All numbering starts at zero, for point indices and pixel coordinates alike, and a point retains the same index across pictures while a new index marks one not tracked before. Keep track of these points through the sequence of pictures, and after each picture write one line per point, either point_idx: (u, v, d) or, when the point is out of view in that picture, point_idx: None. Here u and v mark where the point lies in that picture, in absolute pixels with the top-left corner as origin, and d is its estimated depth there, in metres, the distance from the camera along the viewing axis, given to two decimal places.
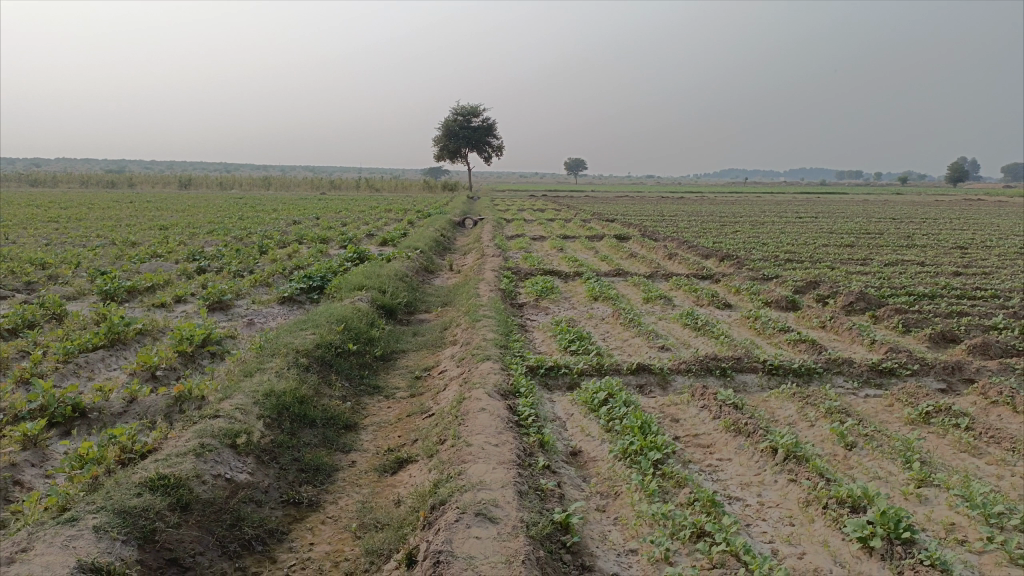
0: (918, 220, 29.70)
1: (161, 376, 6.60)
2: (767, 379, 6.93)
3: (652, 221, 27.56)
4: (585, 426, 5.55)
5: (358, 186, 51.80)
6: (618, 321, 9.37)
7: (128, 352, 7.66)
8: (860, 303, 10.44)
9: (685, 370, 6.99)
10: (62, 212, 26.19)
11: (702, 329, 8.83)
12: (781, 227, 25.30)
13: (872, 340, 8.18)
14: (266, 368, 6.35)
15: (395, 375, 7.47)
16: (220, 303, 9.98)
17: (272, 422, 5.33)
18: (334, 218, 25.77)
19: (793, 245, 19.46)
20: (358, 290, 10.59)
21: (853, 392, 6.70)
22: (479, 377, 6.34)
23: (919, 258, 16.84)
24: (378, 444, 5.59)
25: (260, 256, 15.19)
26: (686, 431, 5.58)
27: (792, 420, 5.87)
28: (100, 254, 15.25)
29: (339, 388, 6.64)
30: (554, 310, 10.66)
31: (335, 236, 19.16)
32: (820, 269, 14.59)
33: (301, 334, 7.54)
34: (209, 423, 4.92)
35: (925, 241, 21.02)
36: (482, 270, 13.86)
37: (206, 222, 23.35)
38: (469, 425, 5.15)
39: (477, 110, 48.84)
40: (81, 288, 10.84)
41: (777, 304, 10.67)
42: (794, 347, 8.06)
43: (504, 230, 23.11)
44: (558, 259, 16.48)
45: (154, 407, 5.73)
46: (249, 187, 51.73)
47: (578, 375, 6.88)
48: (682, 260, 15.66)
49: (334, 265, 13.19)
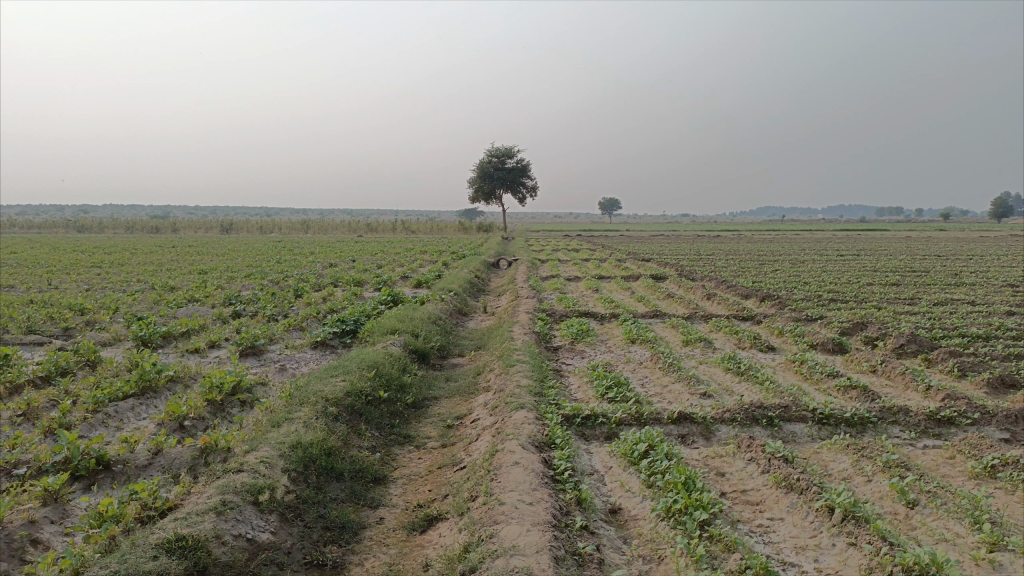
0: (965, 257, 28.83)
1: (189, 426, 6.47)
2: (817, 429, 6.56)
3: (689, 261, 27.20)
4: (625, 481, 5.26)
5: (394, 229, 52.32)
6: (657, 366, 9.06)
7: (159, 399, 7.58)
8: (911, 346, 9.98)
9: (729, 419, 6.65)
10: (106, 258, 26.82)
11: (746, 374, 8.48)
12: (822, 266, 24.75)
13: (927, 386, 7.74)
14: (295, 418, 6.18)
15: (427, 424, 7.25)
16: (253, 348, 9.92)
17: (298, 476, 5.14)
18: (370, 260, 25.91)
19: (836, 284, 18.94)
20: (391, 334, 10.46)
21: (910, 443, 6.29)
22: (512, 427, 6.08)
23: (970, 297, 16.21)
24: (407, 499, 5.34)
25: (295, 299, 15.22)
26: (733, 486, 5.25)
27: (847, 475, 5.50)
28: (139, 298, 15.45)
29: (369, 438, 6.44)
30: (590, 354, 10.39)
31: (370, 279, 19.18)
32: (866, 310, 14.10)
33: (331, 381, 7.38)
34: (233, 478, 4.74)
35: (974, 279, 20.32)
36: (517, 312, 13.67)
37: (244, 266, 23.64)
38: (502, 480, 4.89)
39: (510, 153, 49.14)
40: (117, 334, 10.89)
41: (823, 346, 10.25)
42: (844, 394, 7.67)
43: (538, 271, 22.97)
44: (594, 300, 16.23)
45: (179, 459, 5.58)
46: (289, 230, 52.62)
47: (617, 424, 6.58)
48: (722, 301, 15.29)
49: (367, 308, 13.11)
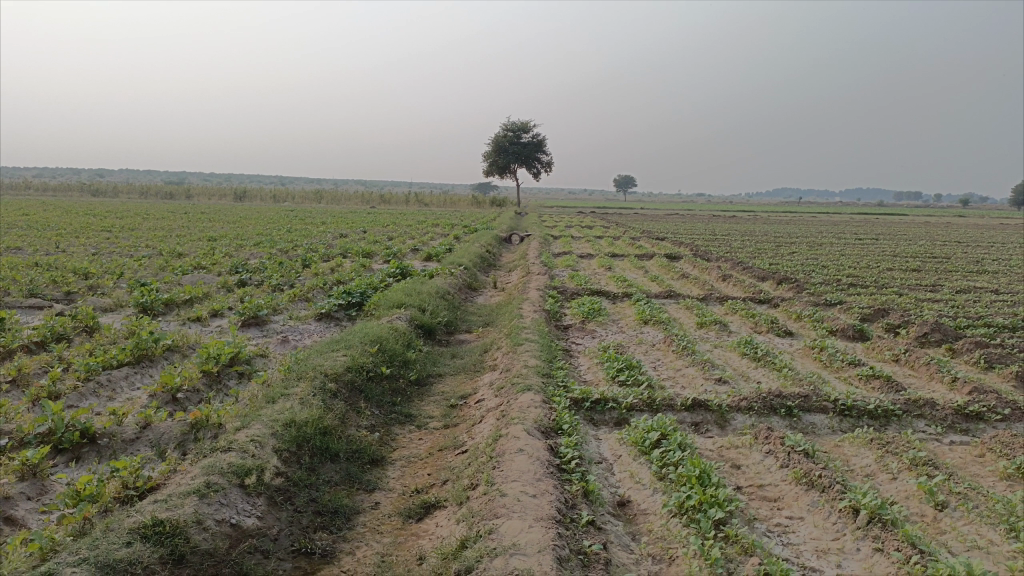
0: (987, 244, 28.22)
1: (182, 398, 6.23)
2: (838, 421, 6.24)
3: (705, 241, 26.68)
4: (635, 472, 4.96)
5: (408, 201, 51.90)
6: (670, 348, 8.75)
7: (154, 369, 7.35)
8: (935, 334, 9.60)
9: (746, 408, 6.33)
10: (117, 222, 26.69)
11: (762, 360, 8.16)
12: (840, 250, 24.23)
13: (953, 378, 7.38)
14: (291, 394, 5.91)
15: (430, 403, 6.97)
16: (256, 318, 9.65)
17: (290, 456, 4.87)
18: (380, 232, 25.60)
19: (855, 268, 18.47)
20: (397, 308, 10.18)
21: (935, 439, 5.96)
22: (518, 410, 5.79)
23: (993, 285, 15.74)
24: (405, 483, 5.08)
25: (302, 269, 14.97)
26: (749, 481, 4.95)
27: (871, 472, 5.19)
28: (145, 264, 15.25)
29: (368, 417, 6.18)
30: (601, 334, 10.06)
31: (380, 251, 18.91)
32: (887, 296, 13.68)
33: (332, 355, 7.11)
34: (221, 457, 4.50)
35: (997, 266, 19.81)
36: (527, 288, 13.34)
37: (254, 234, 23.38)
38: (504, 469, 4.60)
39: (526, 126, 48.54)
40: (119, 300, 10.68)
41: (843, 333, 9.88)
42: (865, 384, 7.34)
43: (551, 247, 22.60)
44: (605, 279, 15.86)
45: (168, 434, 5.34)
46: (302, 199, 52.33)
47: (627, 410, 6.28)
48: (738, 282, 14.92)
49: (374, 280, 12.84)
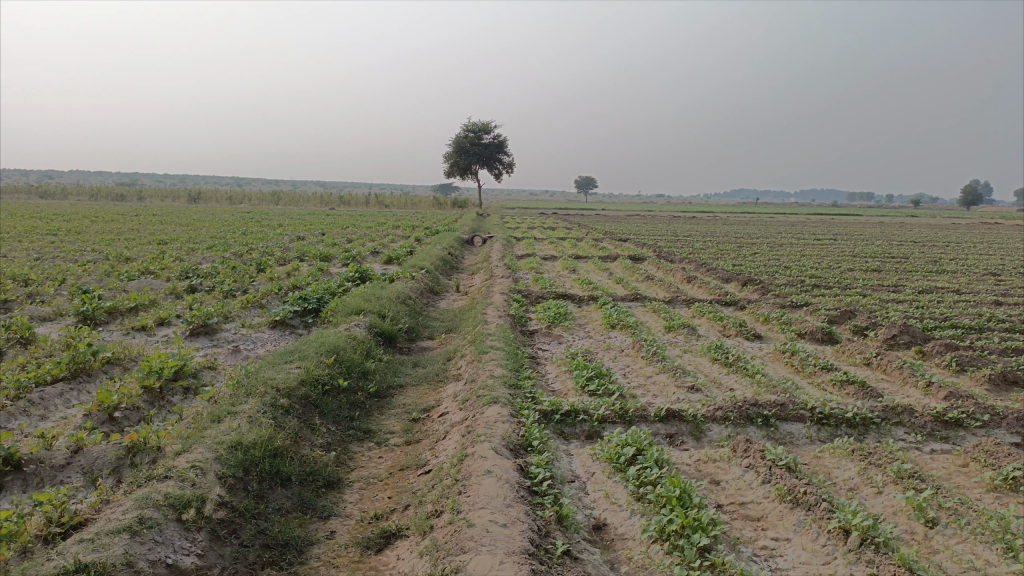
0: (941, 243, 28.72)
1: (120, 418, 5.75)
2: (816, 430, 6.03)
3: (667, 242, 26.63)
4: (610, 492, 4.65)
5: (367, 202, 51.13)
6: (640, 354, 8.48)
7: (92, 384, 6.85)
8: (904, 337, 9.52)
9: (722, 418, 6.07)
10: (63, 226, 25.62)
11: (734, 365, 7.94)
12: (800, 250, 24.39)
13: (928, 383, 7.26)
14: (239, 410, 5.47)
15: (390, 417, 6.58)
16: (205, 327, 9.13)
17: (235, 483, 4.44)
18: (339, 234, 24.99)
19: (816, 269, 18.52)
20: (356, 315, 9.75)
21: (914, 448, 5.79)
22: (485, 426, 5.44)
23: (953, 285, 15.85)
24: (363, 508, 4.69)
25: (257, 273, 14.40)
26: (730, 498, 4.68)
27: (855, 486, 4.97)
28: (89, 270, 14.52)
29: (323, 434, 5.78)
30: (568, 339, 9.76)
31: (338, 254, 18.37)
32: (851, 297, 13.65)
33: (284, 368, 6.67)
34: (157, 487, 4.06)
35: (954, 266, 20.09)
36: (490, 292, 13.00)
37: (207, 237, 22.64)
38: (472, 494, 4.24)
39: (486, 127, 48.21)
40: (59, 309, 10.04)
41: (812, 336, 9.74)
42: (840, 389, 7.17)
43: (514, 250, 22.30)
44: (571, 281, 15.59)
45: (101, 459, 4.86)
46: (259, 201, 51.22)
47: (599, 422, 5.98)
48: (703, 284, 14.77)
49: (332, 285, 12.36)
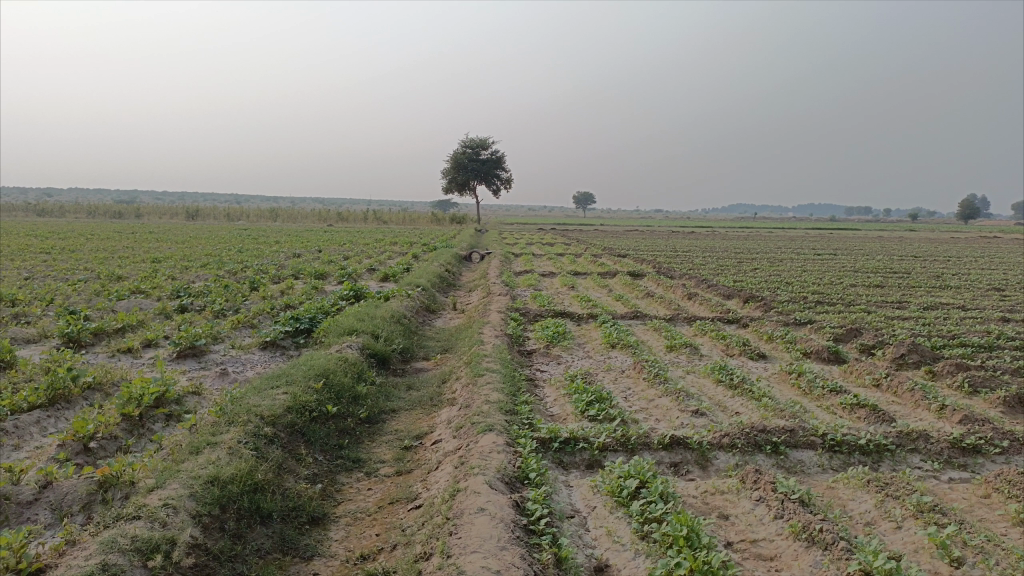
0: (942, 258, 28.53)
1: (95, 448, 5.44)
2: (828, 458, 5.75)
3: (666, 258, 26.38)
4: (613, 529, 4.36)
5: (365, 219, 50.94)
6: (642, 375, 8.20)
7: (71, 411, 6.53)
8: (912, 356, 9.24)
9: (729, 445, 5.78)
10: (57, 243, 25.32)
11: (740, 387, 7.66)
12: (801, 265, 24.15)
13: (941, 406, 6.99)
14: (220, 441, 5.18)
15: (380, 445, 6.28)
16: (193, 349, 8.82)
17: (211, 522, 4.15)
18: (336, 251, 24.76)
19: (818, 285, 18.27)
20: (348, 335, 9.46)
21: (931, 477, 5.51)
22: (479, 457, 5.15)
23: (958, 301, 15.60)
24: (349, 547, 4.40)
25: (250, 292, 14.12)
26: (741, 535, 4.39)
27: (872, 520, 4.69)
28: (79, 289, 14.23)
29: (309, 465, 5.49)
30: (566, 360, 9.47)
31: (334, 271, 18.10)
32: (855, 313, 13.39)
33: (270, 394, 6.37)
34: (124, 529, 3.76)
35: (957, 281, 19.86)
36: (488, 310, 12.72)
37: (202, 255, 22.37)
38: (464, 535, 3.95)
39: (484, 143, 48.11)
40: (44, 331, 9.74)
41: (818, 355, 9.46)
42: (850, 413, 6.90)
43: (512, 266, 22.03)
44: (569, 298, 15.32)
45: (71, 494, 4.51)
46: (257, 218, 51.04)
47: (600, 450, 5.69)
48: (704, 301, 14.49)
49: (326, 304, 12.07)
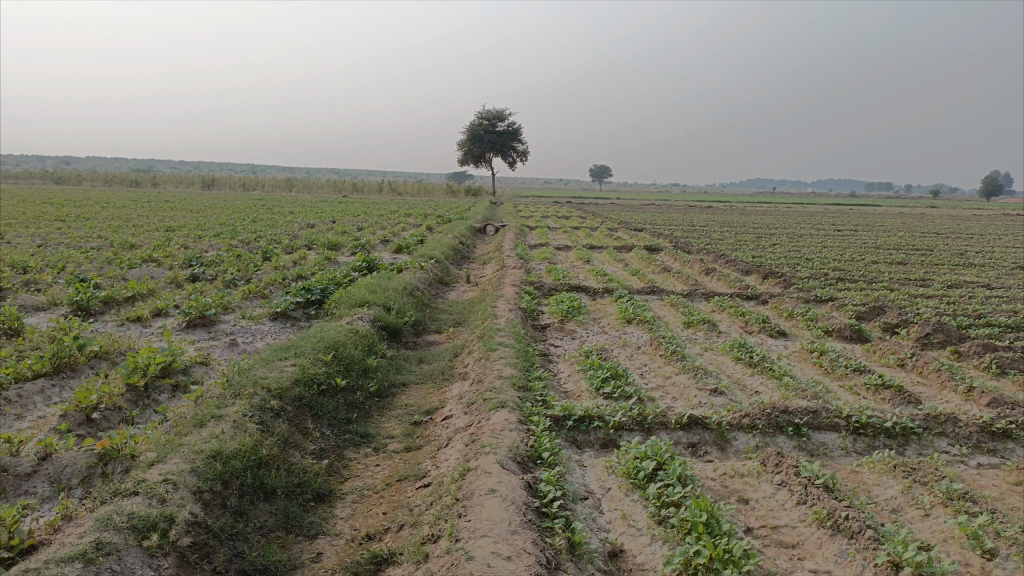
0: (966, 236, 27.97)
1: (98, 419, 5.33)
2: (852, 441, 5.54)
3: (683, 232, 26.01)
4: (628, 512, 4.19)
5: (381, 190, 50.75)
6: (658, 352, 8.00)
7: (76, 380, 6.44)
8: (938, 336, 8.97)
9: (749, 426, 5.58)
10: (73, 211, 25.30)
11: (760, 366, 7.44)
12: (822, 242, 23.73)
13: (969, 388, 6.75)
14: (224, 414, 5.04)
15: (390, 419, 6.14)
16: (203, 318, 8.69)
17: (212, 499, 4.02)
18: (350, 222, 24.59)
19: (839, 261, 17.92)
20: (359, 306, 9.31)
21: (959, 462, 5.30)
22: (491, 435, 4.98)
23: (983, 280, 15.23)
24: (355, 525, 4.26)
25: (263, 262, 13.98)
26: (762, 521, 4.21)
27: (898, 506, 4.50)
28: (92, 257, 14.15)
29: (316, 440, 5.35)
30: (581, 335, 9.29)
31: (347, 242, 17.93)
32: (877, 291, 13.08)
33: (278, 365, 6.24)
34: (120, 506, 3.62)
35: (982, 260, 19.42)
36: (502, 283, 12.52)
37: (216, 224, 22.24)
38: (473, 518, 3.79)
39: (501, 115, 47.62)
40: (54, 298, 9.65)
41: (840, 334, 9.21)
42: (874, 394, 6.68)
43: (527, 239, 21.78)
44: (585, 272, 15.09)
45: (70, 467, 4.40)
46: (273, 188, 50.90)
47: (615, 429, 5.51)
48: (722, 277, 14.22)
49: (338, 275, 11.91)
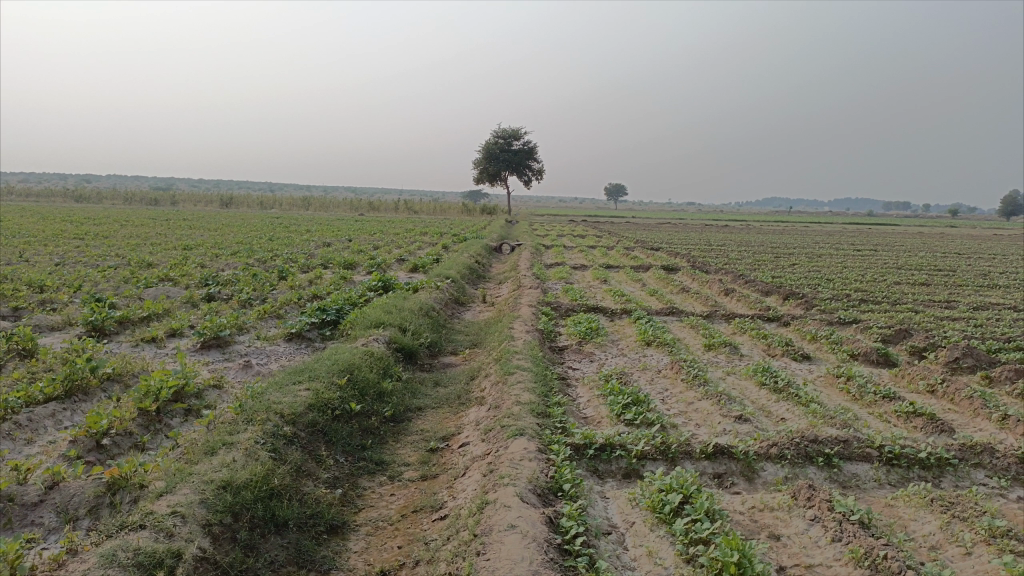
0: (989, 255, 27.52)
1: (109, 445, 5.21)
2: (885, 472, 5.32)
3: (701, 251, 25.77)
4: (654, 550, 4.00)
5: (396, 208, 50.88)
6: (679, 376, 7.81)
7: (88, 403, 6.34)
8: (968, 360, 8.71)
9: (777, 456, 5.38)
10: (92, 229, 25.47)
11: (785, 392, 7.23)
12: (841, 261, 23.42)
13: (1004, 416, 6.50)
14: (236, 441, 4.91)
15: (405, 446, 5.99)
16: (217, 339, 8.59)
17: (221, 532, 3.87)
18: (366, 241, 24.55)
19: (860, 282, 17.64)
20: (375, 328, 9.19)
21: (998, 495, 5.07)
22: (510, 465, 4.81)
23: (1010, 301, 14.89)
24: (370, 559, 4.10)
25: (278, 281, 13.92)
26: (795, 560, 4.00)
27: (938, 544, 4.28)
28: (109, 276, 14.16)
29: (330, 468, 5.21)
30: (600, 358, 9.11)
31: (363, 261, 17.87)
32: (901, 313, 12.81)
33: (292, 390, 6.11)
34: (126, 541, 3.49)
35: (1007, 280, 19.05)
36: (518, 304, 12.37)
37: (233, 243, 22.28)
38: (492, 556, 3.62)
39: (516, 134, 47.70)
40: (69, 318, 9.61)
41: (866, 358, 8.97)
42: (905, 422, 6.45)
43: (543, 258, 21.64)
44: (602, 293, 14.92)
45: (78, 497, 4.27)
46: (290, 207, 51.17)
47: (638, 459, 5.33)
48: (742, 298, 13.99)
49: (354, 295, 11.81)
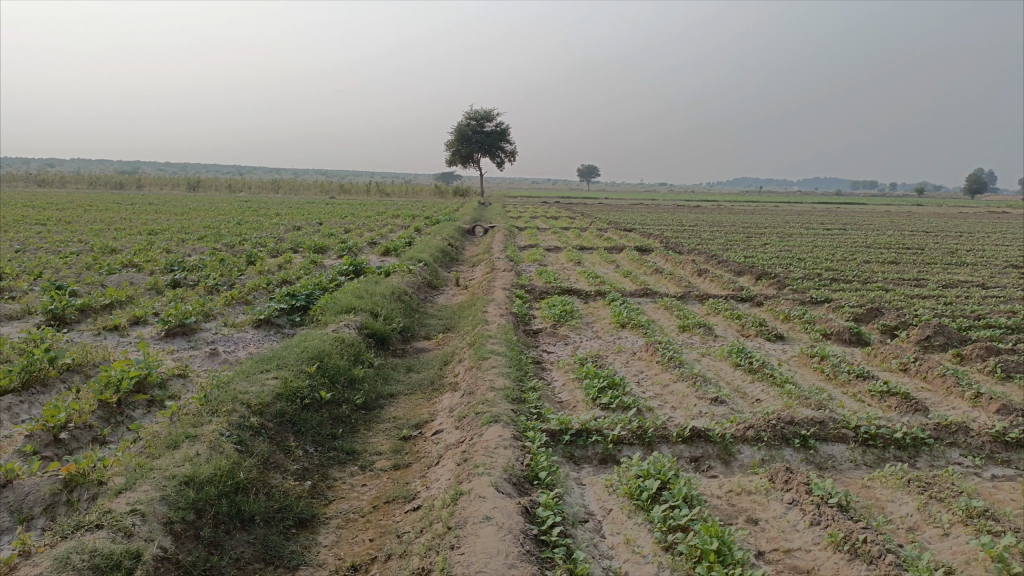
0: (956, 233, 27.90)
1: (66, 439, 5.00)
2: (860, 454, 5.30)
3: (674, 232, 25.78)
4: (633, 538, 3.92)
5: (368, 191, 50.33)
6: (655, 358, 7.75)
7: (46, 395, 6.10)
8: (939, 339, 8.76)
9: (754, 438, 5.33)
10: (55, 214, 24.79)
11: (761, 372, 7.20)
12: (813, 241, 23.56)
13: (976, 394, 6.53)
14: (201, 433, 4.74)
15: (378, 434, 5.85)
16: (182, 327, 8.35)
17: (184, 530, 3.72)
18: (337, 224, 24.21)
19: (831, 261, 17.76)
20: (345, 313, 9.00)
21: (972, 474, 5.08)
22: (484, 454, 4.71)
23: (977, 279, 15.06)
24: (340, 554, 3.98)
25: (246, 267, 13.62)
26: (775, 546, 3.95)
27: (916, 525, 4.26)
28: (70, 262, 13.76)
29: (299, 459, 5.06)
30: (574, 340, 9.02)
31: (334, 245, 17.59)
32: (873, 292, 12.88)
33: (259, 379, 5.93)
34: (81, 542, 3.32)
35: (974, 258, 19.32)
36: (492, 287, 12.23)
37: (201, 227, 21.82)
38: (467, 550, 3.51)
39: (488, 115, 47.34)
40: (28, 307, 9.29)
41: (839, 337, 8.99)
42: (879, 401, 6.45)
43: (516, 240, 21.51)
44: (576, 274, 14.83)
45: (32, 495, 4.08)
46: (259, 189, 50.35)
47: (614, 444, 5.25)
48: (716, 278, 13.99)
49: (324, 280, 11.58)
